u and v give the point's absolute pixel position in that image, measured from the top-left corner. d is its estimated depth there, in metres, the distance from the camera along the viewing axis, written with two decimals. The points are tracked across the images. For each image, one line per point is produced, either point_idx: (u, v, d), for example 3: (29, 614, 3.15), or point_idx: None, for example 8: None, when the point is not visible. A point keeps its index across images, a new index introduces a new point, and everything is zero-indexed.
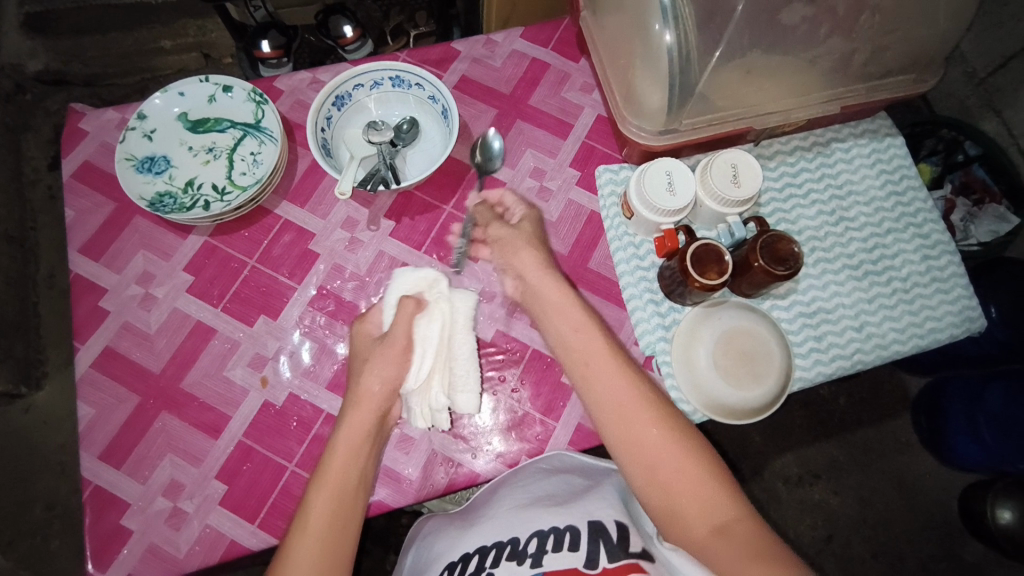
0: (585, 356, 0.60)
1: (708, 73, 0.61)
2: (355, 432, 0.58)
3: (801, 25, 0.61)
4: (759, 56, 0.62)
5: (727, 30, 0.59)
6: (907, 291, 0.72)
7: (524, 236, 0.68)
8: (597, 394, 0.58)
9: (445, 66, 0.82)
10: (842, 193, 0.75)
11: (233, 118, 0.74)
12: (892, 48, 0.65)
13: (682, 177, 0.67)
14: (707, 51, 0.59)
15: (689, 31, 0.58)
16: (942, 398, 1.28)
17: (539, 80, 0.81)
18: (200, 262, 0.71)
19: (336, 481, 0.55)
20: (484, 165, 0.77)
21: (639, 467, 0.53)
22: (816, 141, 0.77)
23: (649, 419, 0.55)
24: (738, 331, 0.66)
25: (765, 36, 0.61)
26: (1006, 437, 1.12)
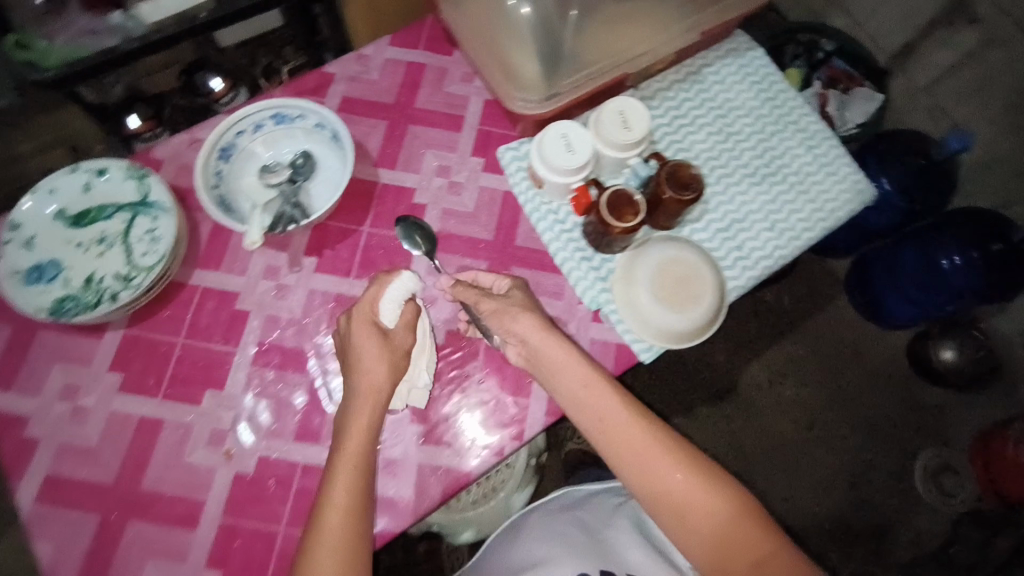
0: (600, 406, 0.63)
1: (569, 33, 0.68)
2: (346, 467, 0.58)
3: None
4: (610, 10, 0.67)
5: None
6: (802, 183, 0.78)
7: (509, 303, 0.66)
8: (567, 393, 0.63)
9: (323, 92, 0.81)
10: (723, 112, 0.80)
11: (116, 201, 0.70)
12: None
13: (579, 136, 0.69)
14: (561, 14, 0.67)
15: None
16: (868, 271, 1.41)
17: (419, 82, 0.82)
18: (124, 356, 0.67)
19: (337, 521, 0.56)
20: (389, 177, 0.77)
21: (668, 510, 0.61)
22: (688, 71, 0.81)
23: (634, 430, 0.62)
24: (665, 275, 0.69)
25: None
26: (925, 288, 1.30)
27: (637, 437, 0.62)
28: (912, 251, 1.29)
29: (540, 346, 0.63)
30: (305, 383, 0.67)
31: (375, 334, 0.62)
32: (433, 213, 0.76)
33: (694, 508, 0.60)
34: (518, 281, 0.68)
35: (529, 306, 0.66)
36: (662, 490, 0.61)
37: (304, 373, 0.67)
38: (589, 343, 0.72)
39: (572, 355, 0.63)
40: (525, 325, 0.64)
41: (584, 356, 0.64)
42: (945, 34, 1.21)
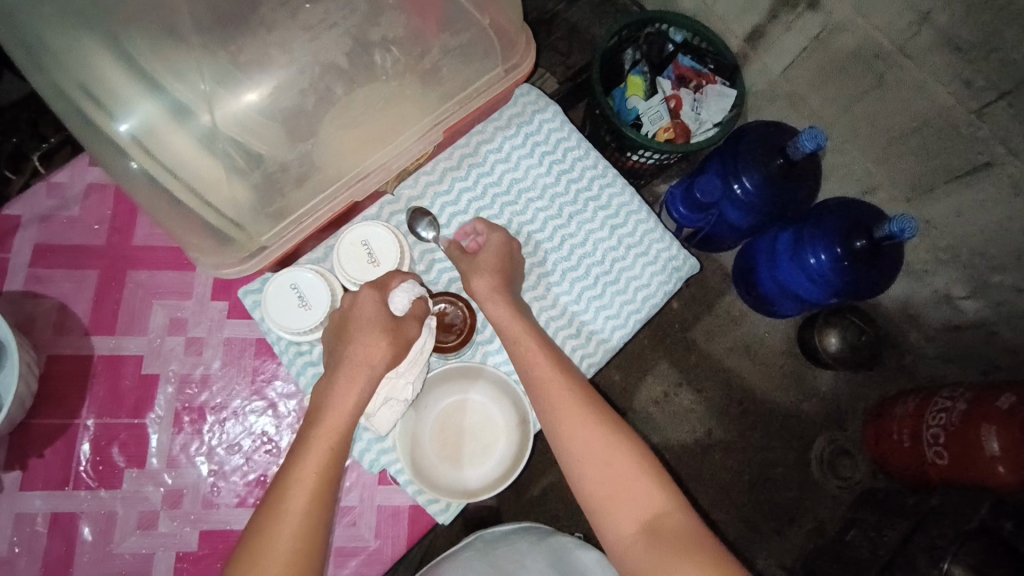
0: (551, 395, 0.58)
1: (229, 185, 0.50)
2: (311, 469, 0.51)
3: (307, 97, 0.51)
4: (286, 143, 0.51)
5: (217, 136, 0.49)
6: (609, 272, 0.68)
7: (483, 264, 0.62)
8: (531, 373, 0.59)
9: (7, 243, 0.64)
10: (511, 198, 0.68)
11: None
12: (446, 67, 0.55)
13: (309, 284, 0.58)
14: (213, 165, 0.49)
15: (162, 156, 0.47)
16: (752, 260, 1.32)
17: (136, 211, 0.66)
18: None
19: (297, 523, 0.48)
20: (107, 346, 0.62)
21: (600, 488, 0.55)
22: (464, 153, 0.68)
23: (578, 421, 0.57)
24: (447, 438, 0.61)
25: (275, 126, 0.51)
26: (799, 262, 1.16)
27: (566, 401, 0.58)
28: (789, 238, 1.18)
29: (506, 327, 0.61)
30: None
31: (384, 319, 0.56)
32: (166, 384, 0.62)
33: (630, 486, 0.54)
34: (497, 241, 0.63)
35: (497, 276, 0.62)
36: (588, 460, 0.56)
37: None
38: (375, 513, 0.61)
39: (530, 337, 0.60)
40: (491, 306, 0.61)
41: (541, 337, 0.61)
42: (788, 19, 1.06)
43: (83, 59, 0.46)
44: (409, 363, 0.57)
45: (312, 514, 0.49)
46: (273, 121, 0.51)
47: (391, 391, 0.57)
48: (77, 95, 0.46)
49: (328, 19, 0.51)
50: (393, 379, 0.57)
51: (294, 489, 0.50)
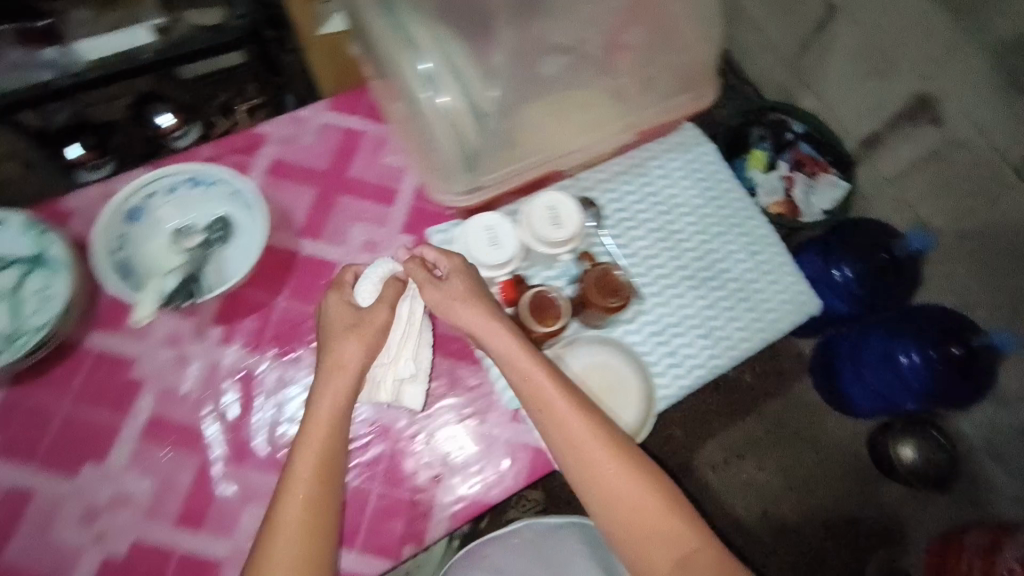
0: (570, 433, 0.57)
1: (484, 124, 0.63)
2: (311, 464, 0.55)
3: (562, 71, 0.66)
4: (536, 103, 0.65)
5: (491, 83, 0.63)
6: (742, 290, 0.76)
7: (457, 292, 0.62)
8: (545, 412, 0.58)
9: (254, 152, 0.78)
10: (666, 209, 0.78)
11: (13, 254, 0.67)
12: (662, 79, 0.69)
13: (503, 229, 0.67)
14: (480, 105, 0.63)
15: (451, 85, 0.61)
16: (833, 352, 1.25)
17: (355, 149, 0.79)
18: (5, 417, 0.65)
19: (299, 514, 0.53)
20: (311, 249, 0.74)
21: (608, 506, 0.56)
22: (633, 164, 0.79)
23: (603, 458, 0.56)
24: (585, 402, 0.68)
25: (534, 87, 0.64)
26: (887, 365, 1.11)
27: (570, 419, 0.57)
28: (880, 335, 1.11)
29: (515, 363, 0.60)
30: (193, 465, 0.64)
31: (348, 313, 0.62)
32: None
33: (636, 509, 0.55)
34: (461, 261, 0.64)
35: (472, 297, 0.62)
36: (594, 478, 0.56)
37: (195, 456, 0.65)
38: (502, 445, 0.68)
39: (547, 373, 0.60)
40: (499, 331, 0.61)
41: (554, 369, 0.60)
42: (907, 129, 1.09)
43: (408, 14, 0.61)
44: (387, 350, 0.65)
45: (316, 490, 0.54)
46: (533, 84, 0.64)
47: (392, 373, 0.65)
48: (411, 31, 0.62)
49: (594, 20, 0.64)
50: (402, 361, 0.65)
51: (294, 483, 0.54)
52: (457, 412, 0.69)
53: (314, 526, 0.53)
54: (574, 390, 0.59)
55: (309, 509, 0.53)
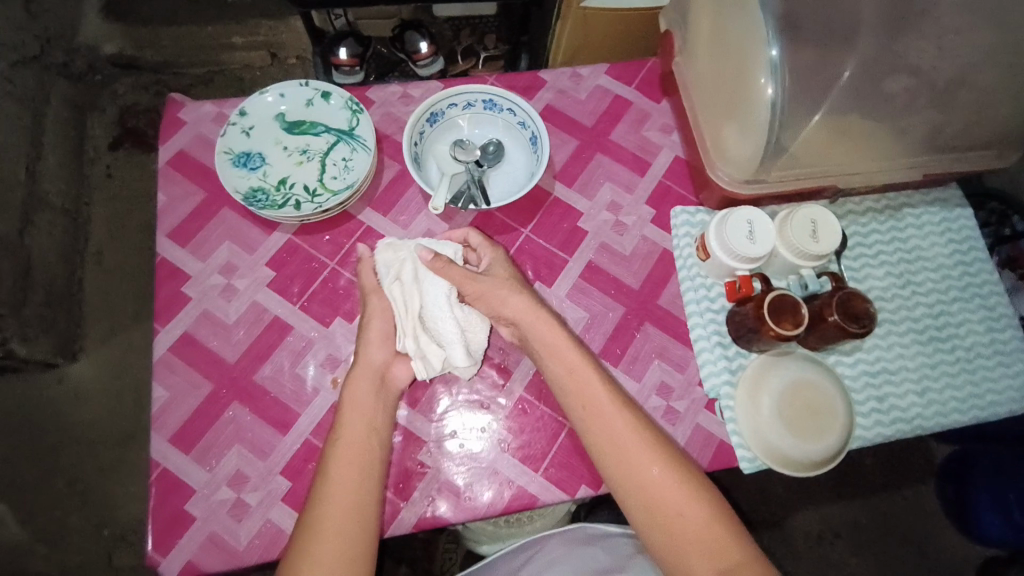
0: (607, 431, 0.60)
1: (803, 132, 0.62)
2: (357, 420, 0.61)
3: (901, 94, 0.61)
4: (857, 120, 0.62)
5: (829, 92, 0.60)
6: (969, 361, 0.74)
7: (492, 282, 0.66)
8: (586, 413, 0.61)
9: (532, 93, 0.84)
10: (910, 258, 0.77)
11: (329, 123, 0.76)
12: (987, 129, 0.65)
13: (762, 227, 0.68)
14: (808, 112, 0.61)
15: (793, 87, 0.59)
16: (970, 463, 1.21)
17: (621, 116, 0.84)
18: (283, 259, 0.73)
19: (349, 462, 0.59)
20: (563, 194, 0.79)
21: (645, 500, 0.57)
22: (888, 205, 0.79)
23: (643, 463, 0.58)
24: (785, 420, 0.67)
25: (866, 101, 0.61)
26: None
27: (609, 415, 0.60)
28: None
29: (555, 355, 0.63)
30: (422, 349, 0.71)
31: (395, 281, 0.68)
32: (591, 242, 0.77)
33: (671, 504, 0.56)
34: (499, 254, 0.70)
35: (513, 284, 0.67)
36: (634, 473, 0.58)
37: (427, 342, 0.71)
38: (692, 428, 0.70)
39: (590, 372, 0.62)
40: (544, 326, 0.64)
41: (594, 366, 0.63)
42: None
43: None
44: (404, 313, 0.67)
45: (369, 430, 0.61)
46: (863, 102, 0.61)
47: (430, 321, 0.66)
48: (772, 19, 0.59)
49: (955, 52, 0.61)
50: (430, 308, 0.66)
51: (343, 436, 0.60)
52: (658, 382, 0.72)
53: (371, 458, 0.60)
54: (617, 392, 0.62)
55: (365, 444, 0.60)
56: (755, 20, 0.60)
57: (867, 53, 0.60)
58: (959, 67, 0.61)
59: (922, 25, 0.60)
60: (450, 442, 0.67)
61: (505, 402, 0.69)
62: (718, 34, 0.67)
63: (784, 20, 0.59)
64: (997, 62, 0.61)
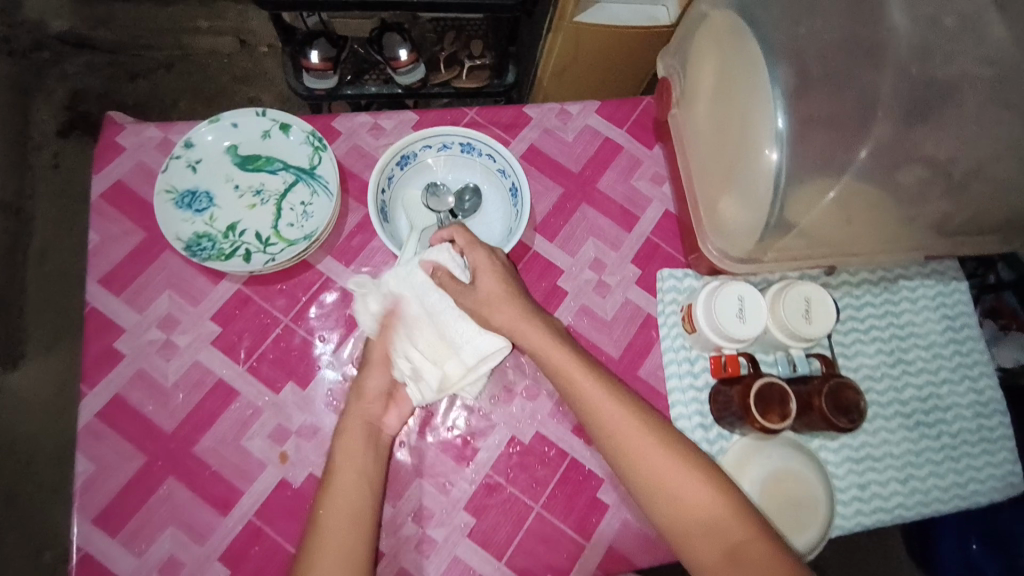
0: (606, 419, 0.58)
1: (813, 211, 0.56)
2: (352, 466, 0.58)
3: (914, 185, 0.56)
4: (864, 204, 0.57)
5: (845, 171, 0.54)
6: (955, 448, 0.70)
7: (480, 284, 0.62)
8: (583, 407, 0.59)
9: (515, 132, 0.78)
10: (903, 334, 0.73)
11: (287, 159, 0.68)
12: (996, 216, 0.61)
13: (753, 304, 0.64)
14: (821, 190, 0.55)
15: (799, 167, 0.54)
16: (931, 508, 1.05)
17: (609, 162, 0.78)
18: (230, 313, 0.66)
19: (348, 512, 0.56)
20: (543, 248, 0.73)
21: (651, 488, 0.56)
22: (884, 276, 0.75)
23: (645, 451, 0.56)
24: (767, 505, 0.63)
25: (878, 186, 0.56)
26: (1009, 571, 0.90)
27: (607, 405, 0.58)
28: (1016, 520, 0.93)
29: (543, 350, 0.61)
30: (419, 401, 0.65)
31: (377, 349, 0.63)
32: (570, 304, 0.72)
33: (682, 492, 0.55)
34: (482, 250, 0.63)
35: (505, 283, 0.62)
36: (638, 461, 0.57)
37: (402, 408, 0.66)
38: None
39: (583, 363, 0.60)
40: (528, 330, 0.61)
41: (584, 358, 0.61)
42: None
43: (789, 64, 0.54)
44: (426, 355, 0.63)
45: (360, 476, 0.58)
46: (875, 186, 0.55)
47: (413, 374, 0.62)
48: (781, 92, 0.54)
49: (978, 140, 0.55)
50: (409, 358, 0.62)
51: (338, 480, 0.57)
52: None
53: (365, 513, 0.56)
54: (612, 383, 0.60)
55: (361, 487, 0.57)
56: (762, 88, 0.55)
57: (884, 135, 0.54)
58: (979, 158, 0.56)
59: (944, 113, 0.55)
60: (407, 526, 0.62)
61: (470, 481, 0.64)
62: (723, 91, 0.62)
63: (794, 92, 0.54)
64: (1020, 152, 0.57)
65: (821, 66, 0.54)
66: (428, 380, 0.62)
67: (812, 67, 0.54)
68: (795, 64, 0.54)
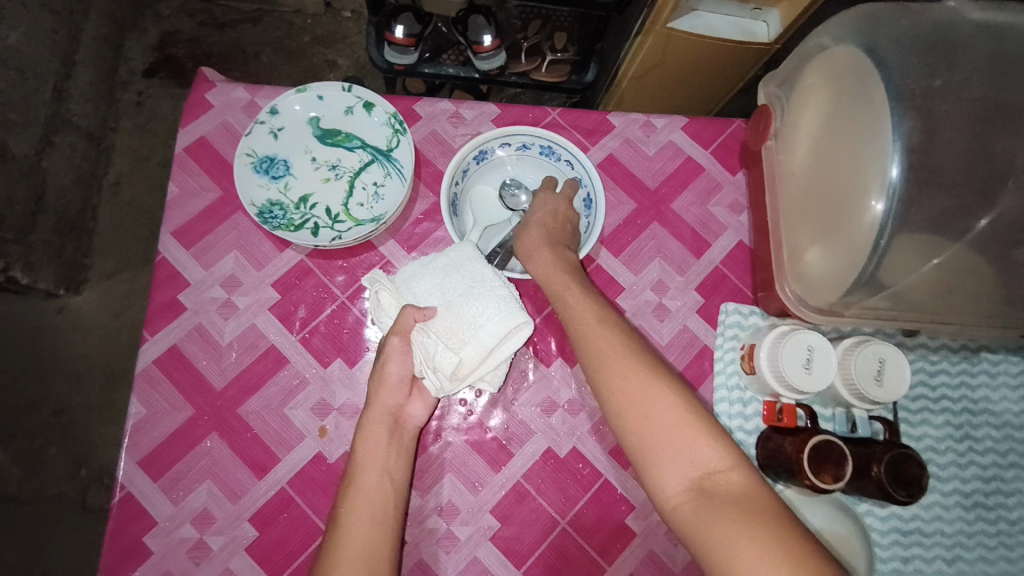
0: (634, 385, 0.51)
1: (909, 276, 0.53)
2: (374, 459, 0.56)
3: None
4: (969, 278, 0.53)
5: (956, 241, 0.51)
6: (1010, 536, 0.67)
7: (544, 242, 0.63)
8: (610, 376, 0.52)
9: (595, 138, 0.75)
10: (975, 409, 0.69)
11: (366, 138, 0.68)
12: None
13: (824, 358, 0.61)
14: (925, 256, 0.52)
15: (904, 225, 0.51)
16: None
17: (688, 183, 0.75)
18: (291, 282, 0.66)
19: (368, 509, 0.53)
20: (607, 263, 0.71)
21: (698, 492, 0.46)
22: (967, 346, 0.70)
23: (680, 426, 0.49)
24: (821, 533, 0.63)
25: (986, 263, 0.52)
26: None
27: (643, 390, 0.50)
28: None
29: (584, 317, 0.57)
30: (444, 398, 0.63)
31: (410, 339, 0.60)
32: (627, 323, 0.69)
33: (731, 490, 0.45)
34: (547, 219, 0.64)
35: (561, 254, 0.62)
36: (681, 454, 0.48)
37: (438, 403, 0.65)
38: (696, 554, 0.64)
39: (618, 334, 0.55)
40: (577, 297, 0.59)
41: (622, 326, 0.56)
42: None
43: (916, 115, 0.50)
44: (440, 340, 0.59)
45: (382, 478, 0.55)
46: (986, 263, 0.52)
47: (428, 363, 0.59)
48: (905, 143, 0.50)
49: None
50: (423, 347, 0.59)
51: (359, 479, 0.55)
52: None
53: (389, 514, 0.53)
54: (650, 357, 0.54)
55: (388, 489, 0.55)
56: (882, 139, 0.51)
57: (1011, 210, 0.50)
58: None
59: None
60: (432, 520, 0.62)
61: (501, 487, 0.63)
62: (830, 129, 0.58)
63: (920, 152, 0.50)
64: None
65: (949, 123, 0.50)
66: (441, 368, 0.59)
67: (944, 127, 0.50)
68: (926, 121, 0.50)
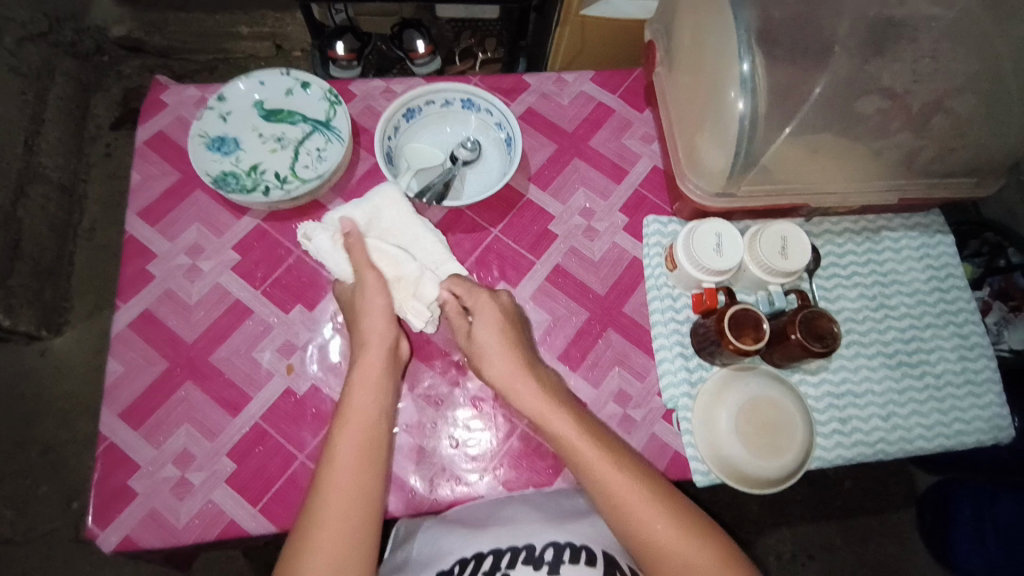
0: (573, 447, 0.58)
1: (774, 146, 0.61)
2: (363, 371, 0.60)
3: (874, 115, 0.62)
4: (829, 138, 0.63)
5: (800, 108, 0.60)
6: (938, 390, 0.72)
7: (482, 336, 0.64)
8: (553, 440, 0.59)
9: (514, 95, 0.84)
10: (885, 280, 0.76)
11: (306, 113, 0.76)
12: (960, 150, 0.66)
13: (730, 241, 0.68)
14: (781, 123, 0.60)
15: (765, 100, 0.58)
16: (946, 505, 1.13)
17: (602, 123, 0.84)
18: (249, 243, 0.73)
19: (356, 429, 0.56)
20: (537, 196, 0.79)
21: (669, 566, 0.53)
22: (866, 226, 0.78)
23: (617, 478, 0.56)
24: (767, 406, 0.65)
25: (837, 120, 0.62)
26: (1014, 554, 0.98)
27: (611, 474, 0.56)
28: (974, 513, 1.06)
29: (517, 377, 0.62)
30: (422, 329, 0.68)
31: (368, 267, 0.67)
32: (560, 246, 0.76)
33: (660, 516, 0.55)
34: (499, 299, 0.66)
35: (505, 328, 0.65)
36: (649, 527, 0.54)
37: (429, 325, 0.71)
38: (648, 437, 0.69)
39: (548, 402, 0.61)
40: (500, 359, 0.63)
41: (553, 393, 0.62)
42: None
43: (757, 7, 0.59)
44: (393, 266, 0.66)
45: (377, 380, 0.60)
46: (831, 125, 0.62)
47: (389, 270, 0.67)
48: (749, 36, 0.58)
49: (934, 73, 0.61)
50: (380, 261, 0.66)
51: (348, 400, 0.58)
52: (617, 390, 0.71)
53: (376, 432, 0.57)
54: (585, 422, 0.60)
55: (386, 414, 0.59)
56: (730, 33, 0.59)
57: (841, 70, 0.60)
58: (932, 91, 0.61)
59: (899, 45, 0.61)
60: (398, 437, 0.66)
61: (461, 401, 0.68)
62: (697, 45, 0.67)
63: (757, 33, 0.58)
64: (974, 89, 0.62)
65: (781, 11, 0.60)
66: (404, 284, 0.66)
67: (775, 14, 0.60)
68: (766, 12, 0.60)
